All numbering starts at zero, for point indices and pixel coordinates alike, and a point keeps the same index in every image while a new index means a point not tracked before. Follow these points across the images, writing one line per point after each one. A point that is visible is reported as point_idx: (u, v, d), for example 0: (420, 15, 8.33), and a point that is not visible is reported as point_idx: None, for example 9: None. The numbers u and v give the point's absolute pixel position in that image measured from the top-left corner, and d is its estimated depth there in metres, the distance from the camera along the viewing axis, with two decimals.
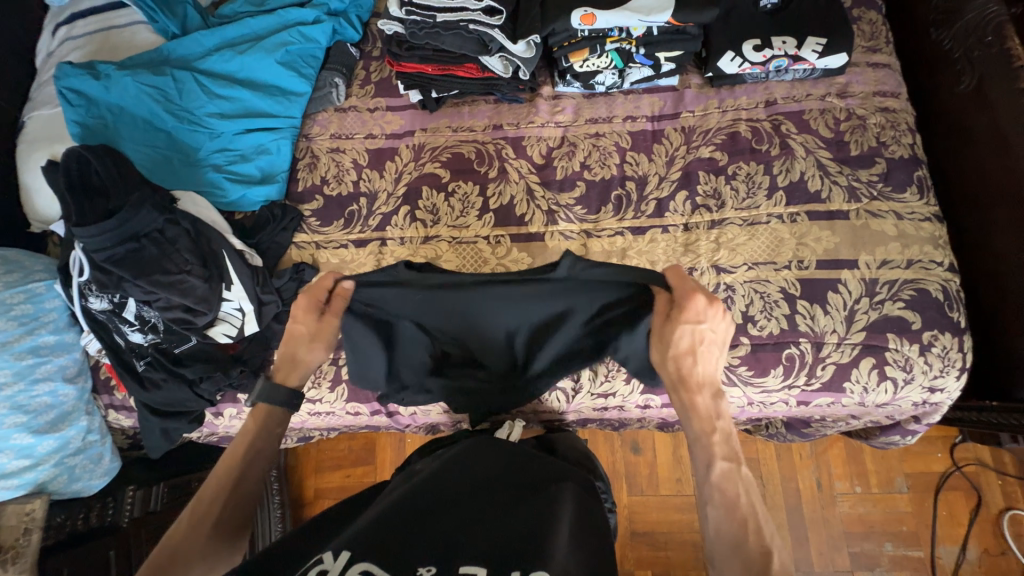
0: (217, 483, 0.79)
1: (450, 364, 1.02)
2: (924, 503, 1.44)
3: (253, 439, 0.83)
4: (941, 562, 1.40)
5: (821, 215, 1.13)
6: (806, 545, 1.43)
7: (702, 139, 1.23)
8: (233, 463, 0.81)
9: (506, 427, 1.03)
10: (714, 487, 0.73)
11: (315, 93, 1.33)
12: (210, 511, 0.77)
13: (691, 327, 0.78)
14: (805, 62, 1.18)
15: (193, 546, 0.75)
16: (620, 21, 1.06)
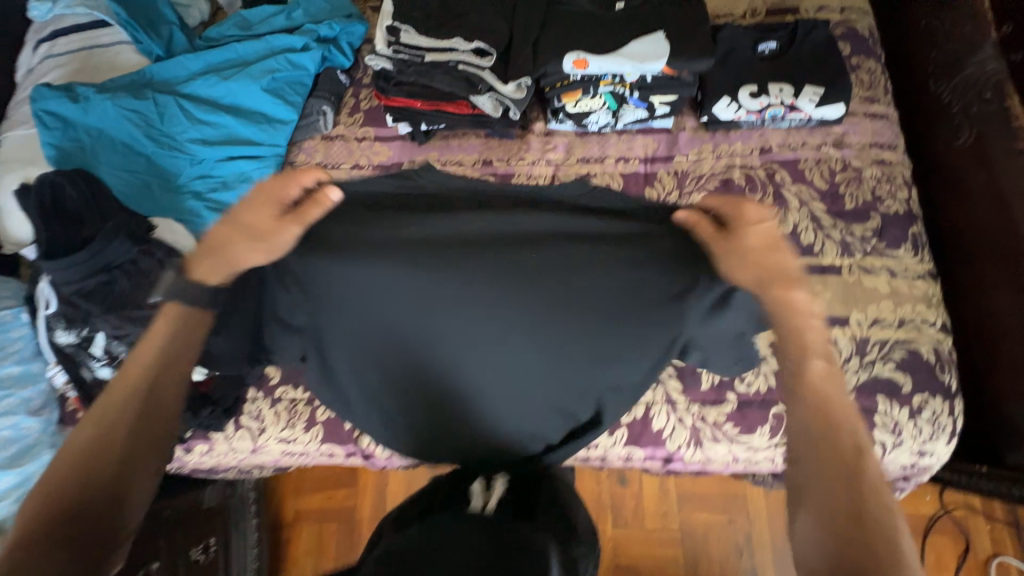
0: (144, 377, 0.62)
1: (413, 364, 0.78)
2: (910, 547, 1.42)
3: (183, 321, 0.66)
4: None
5: (813, 269, 1.11)
6: None
7: (695, 184, 1.21)
8: (162, 359, 0.64)
9: (480, 491, 0.70)
10: (816, 440, 0.60)
11: (302, 121, 1.30)
12: (110, 494, 0.56)
13: (761, 231, 0.66)
14: (802, 112, 1.16)
15: (106, 512, 0.55)
16: (611, 67, 1.04)
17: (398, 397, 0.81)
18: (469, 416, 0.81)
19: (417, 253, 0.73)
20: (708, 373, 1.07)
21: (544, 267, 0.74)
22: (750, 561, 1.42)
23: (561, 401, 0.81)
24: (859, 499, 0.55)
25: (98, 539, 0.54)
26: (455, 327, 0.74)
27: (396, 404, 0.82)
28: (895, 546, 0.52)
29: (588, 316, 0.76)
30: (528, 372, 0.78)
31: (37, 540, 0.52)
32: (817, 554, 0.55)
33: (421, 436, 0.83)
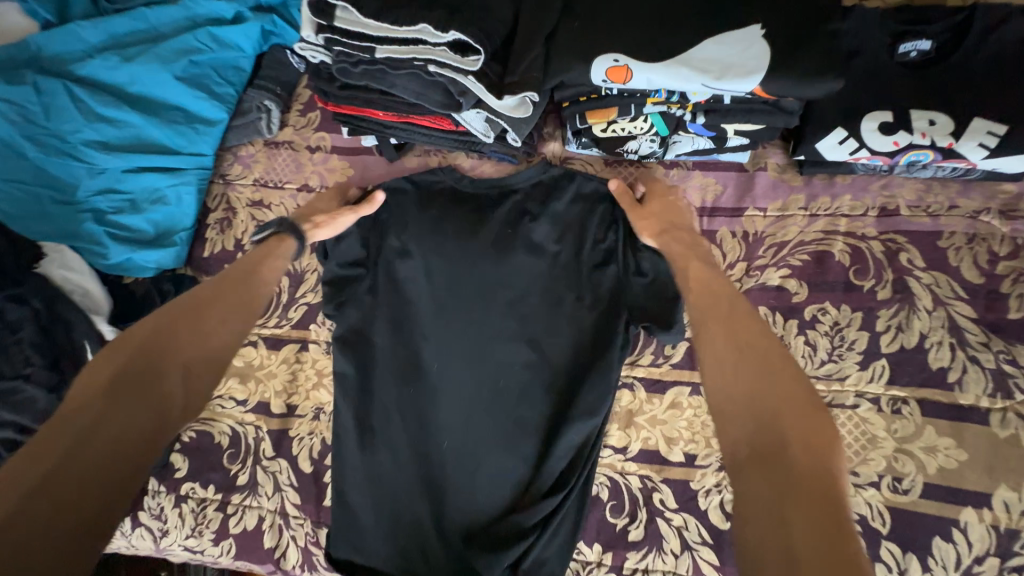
0: (229, 291, 0.73)
1: (401, 374, 0.85)
2: None
3: (276, 259, 0.80)
4: None
5: (943, 409, 0.73)
6: None
7: (772, 254, 0.82)
8: (252, 279, 0.76)
9: None
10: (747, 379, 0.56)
11: (237, 120, 0.97)
12: (186, 356, 0.66)
13: (664, 199, 0.82)
14: (962, 161, 0.75)
15: (189, 365, 0.65)
16: (668, 83, 0.65)
17: (362, 440, 0.84)
18: (430, 465, 0.82)
19: (406, 271, 0.88)
20: None
21: (518, 266, 0.86)
22: None
23: (523, 451, 0.80)
24: (805, 415, 0.52)
25: (174, 396, 0.63)
26: (423, 359, 0.85)
27: (358, 451, 0.83)
28: (830, 460, 0.49)
29: (542, 350, 0.83)
30: (484, 416, 0.82)
31: (116, 383, 0.60)
32: (758, 495, 0.49)
33: (384, 496, 0.82)
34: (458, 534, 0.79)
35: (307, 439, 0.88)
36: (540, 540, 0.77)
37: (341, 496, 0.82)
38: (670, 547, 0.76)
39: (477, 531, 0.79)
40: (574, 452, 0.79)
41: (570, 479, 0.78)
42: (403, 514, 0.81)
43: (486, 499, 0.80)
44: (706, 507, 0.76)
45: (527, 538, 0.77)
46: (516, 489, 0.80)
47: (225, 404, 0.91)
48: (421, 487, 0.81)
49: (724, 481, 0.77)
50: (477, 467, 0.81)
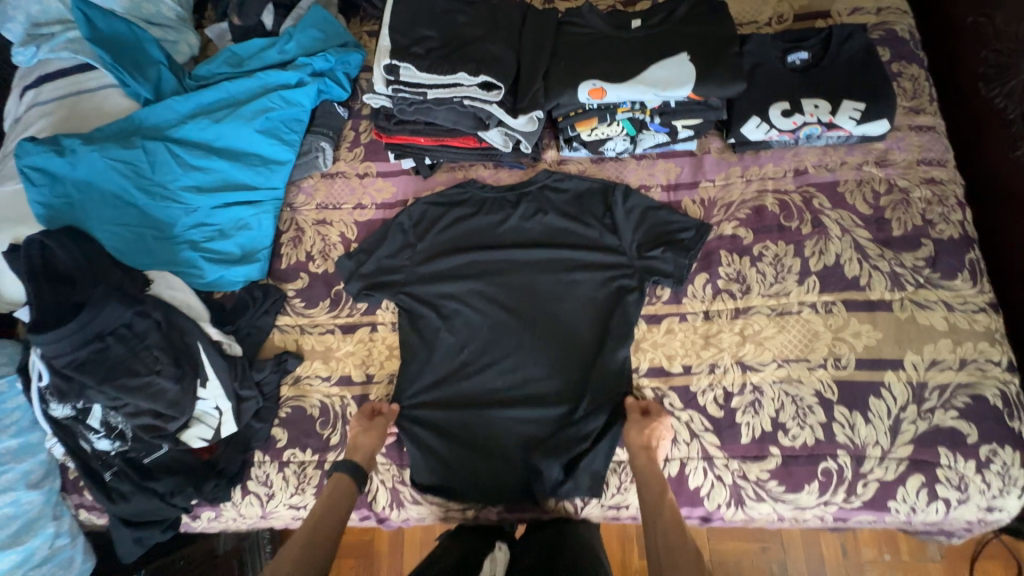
0: (299, 549, 0.84)
1: (455, 335, 1.10)
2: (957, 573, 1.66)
3: (337, 501, 0.93)
4: None
5: (860, 305, 1.00)
6: None
7: (723, 213, 1.11)
8: (323, 521, 0.89)
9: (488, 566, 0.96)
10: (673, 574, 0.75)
11: (300, 159, 1.23)
12: None
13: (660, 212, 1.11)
14: (841, 130, 1.06)
15: None
16: (629, 94, 0.94)
17: (433, 395, 1.06)
18: (490, 408, 1.03)
19: (450, 260, 1.14)
20: (748, 425, 0.98)
21: (534, 240, 1.14)
22: None
23: (562, 382, 1.04)
24: None
25: None
26: (474, 324, 1.10)
27: (432, 404, 1.05)
28: None
29: (564, 304, 1.09)
30: (526, 363, 1.06)
31: None
32: None
33: (455, 435, 1.03)
34: (518, 456, 1.01)
35: (385, 398, 1.09)
36: (584, 447, 0.99)
37: (422, 439, 1.03)
38: (682, 438, 0.99)
39: (534, 451, 1.00)
40: (599, 379, 1.03)
41: (599, 400, 1.02)
42: (472, 449, 1.02)
43: (537, 425, 1.02)
44: (704, 403, 1.00)
45: (573, 448, 0.99)
46: (561, 411, 1.02)
47: (313, 382, 1.12)
48: (484, 425, 1.03)
49: (715, 381, 1.01)
50: (526, 405, 1.03)
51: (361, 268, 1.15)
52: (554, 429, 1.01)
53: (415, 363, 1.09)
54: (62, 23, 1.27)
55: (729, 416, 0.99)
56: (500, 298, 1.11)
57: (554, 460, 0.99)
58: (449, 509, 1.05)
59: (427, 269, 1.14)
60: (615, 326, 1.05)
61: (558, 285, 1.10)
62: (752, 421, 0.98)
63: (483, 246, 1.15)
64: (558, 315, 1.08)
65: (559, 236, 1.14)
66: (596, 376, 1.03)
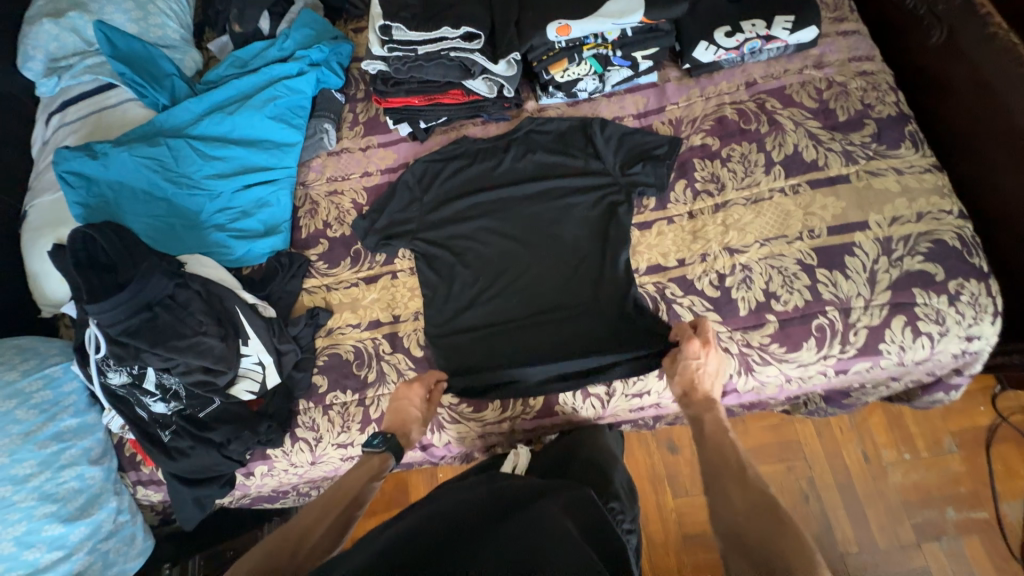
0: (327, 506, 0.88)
1: (469, 268, 1.20)
2: (976, 459, 1.73)
3: (372, 474, 0.95)
4: (1006, 515, 1.66)
5: (822, 182, 1.14)
6: (865, 518, 1.71)
7: (690, 127, 1.25)
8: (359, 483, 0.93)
9: (512, 458, 1.06)
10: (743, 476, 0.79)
11: (307, 141, 1.37)
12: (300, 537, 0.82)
13: (635, 137, 1.25)
14: (778, 40, 1.21)
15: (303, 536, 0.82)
16: (593, 27, 1.09)
17: (452, 324, 1.16)
18: (510, 324, 1.14)
19: (454, 206, 1.26)
20: (743, 299, 1.09)
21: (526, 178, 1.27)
22: (817, 503, 1.74)
23: (573, 292, 1.15)
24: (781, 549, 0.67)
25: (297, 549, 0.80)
26: (485, 256, 1.21)
27: (453, 333, 1.16)
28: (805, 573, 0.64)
29: (562, 228, 1.20)
30: (537, 284, 1.17)
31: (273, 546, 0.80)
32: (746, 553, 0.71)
33: (479, 355, 1.14)
34: (536, 363, 1.11)
35: (413, 333, 1.18)
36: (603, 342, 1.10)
37: (447, 365, 1.14)
38: (687, 321, 1.09)
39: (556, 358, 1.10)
40: (609, 288, 1.13)
41: (609, 305, 1.12)
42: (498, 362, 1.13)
43: (555, 336, 1.12)
44: (701, 287, 1.11)
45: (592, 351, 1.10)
46: (577, 317, 1.13)
47: (345, 330, 1.22)
48: (505, 340, 1.13)
49: (708, 267, 1.12)
50: (543, 319, 1.14)
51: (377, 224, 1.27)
52: (569, 335, 1.12)
53: (435, 298, 1.19)
54: (79, 54, 1.41)
55: (725, 295, 1.10)
56: (501, 232, 1.22)
57: (578, 362, 1.09)
58: (487, 423, 1.14)
59: (435, 217, 1.27)
60: (613, 235, 1.16)
61: (555, 210, 1.22)
62: (746, 295, 1.09)
63: (482, 189, 1.27)
64: (559, 236, 1.20)
65: (549, 170, 1.26)
66: (604, 280, 1.14)
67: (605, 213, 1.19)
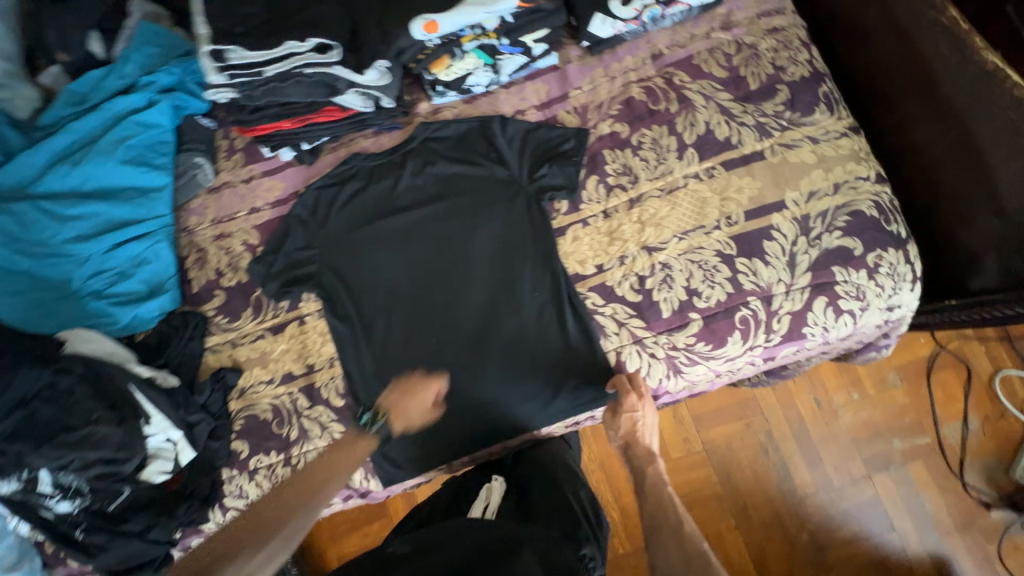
0: (293, 491, 0.91)
1: (382, 305, 1.12)
2: (919, 389, 1.78)
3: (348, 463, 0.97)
4: (947, 438, 1.74)
5: (737, 162, 1.06)
6: (821, 463, 1.75)
7: (597, 114, 1.14)
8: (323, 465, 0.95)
9: (486, 496, 1.07)
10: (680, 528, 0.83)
11: (179, 182, 1.22)
12: (259, 522, 0.87)
13: (539, 134, 1.14)
14: (680, 4, 1.09)
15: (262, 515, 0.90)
16: (464, 17, 0.94)
17: (371, 373, 1.10)
18: (437, 361, 1.09)
19: (359, 239, 1.16)
20: (665, 300, 1.04)
21: (429, 196, 1.16)
22: (777, 454, 1.77)
23: (496, 315, 1.09)
24: None
25: (255, 527, 0.87)
26: (397, 290, 1.13)
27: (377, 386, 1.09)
28: None
29: (476, 251, 1.12)
30: (456, 313, 1.10)
31: (238, 534, 0.89)
32: None
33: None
34: (488, 410, 1.08)
35: (329, 382, 1.10)
36: (534, 363, 1.07)
37: (376, 416, 1.08)
38: (611, 331, 1.05)
39: (511, 404, 1.08)
40: (532, 305, 1.09)
41: (535, 323, 1.08)
42: None
43: (502, 379, 1.08)
44: (623, 293, 1.06)
45: (545, 390, 1.07)
46: (505, 341, 1.08)
47: (258, 388, 1.13)
48: (435, 376, 1.09)
49: (627, 270, 1.06)
50: (475, 357, 1.09)
51: (275, 267, 1.16)
52: (500, 361, 1.08)
53: (352, 346, 1.11)
54: None
55: (647, 298, 1.05)
56: (409, 270, 1.13)
57: (527, 397, 1.07)
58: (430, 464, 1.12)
59: (338, 255, 1.15)
60: (529, 247, 1.10)
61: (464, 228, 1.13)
62: (668, 296, 1.04)
63: (387, 216, 1.16)
64: (472, 256, 1.12)
65: (451, 186, 1.15)
66: (525, 297, 1.09)
67: (519, 227, 1.11)
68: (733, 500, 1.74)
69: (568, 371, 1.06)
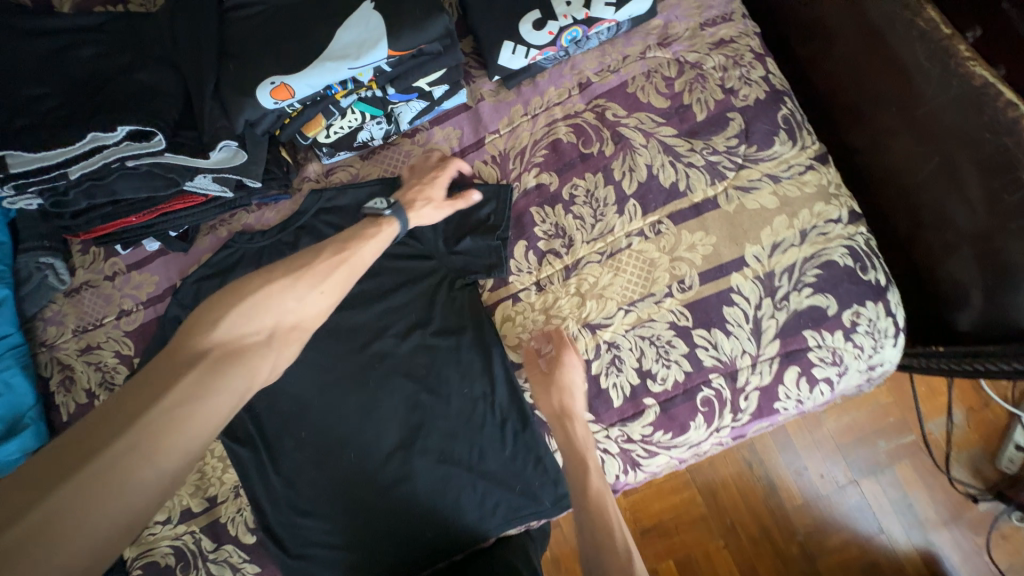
0: (126, 405, 0.61)
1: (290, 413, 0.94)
2: (901, 386, 1.37)
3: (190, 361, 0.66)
4: (932, 436, 1.34)
5: (687, 213, 0.89)
6: (810, 477, 1.34)
7: (520, 163, 0.95)
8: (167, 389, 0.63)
9: None
10: None
11: (24, 289, 0.99)
12: (81, 443, 0.57)
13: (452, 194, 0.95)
14: (604, 21, 0.89)
15: (80, 446, 0.57)
16: (323, 78, 0.74)
17: (287, 494, 0.92)
18: (362, 470, 0.92)
19: None
20: (615, 386, 0.89)
21: None
22: (762, 469, 1.35)
23: (426, 404, 0.92)
24: None
25: (78, 457, 0.56)
26: (303, 396, 0.94)
27: (295, 507, 0.92)
28: None
29: (390, 332, 0.94)
30: (380, 410, 0.93)
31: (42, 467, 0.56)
32: None
33: (341, 530, 0.90)
34: (423, 517, 0.90)
35: (237, 516, 0.94)
36: (474, 460, 0.90)
37: (298, 543, 0.91)
38: None
39: (453, 513, 0.90)
40: (466, 392, 0.92)
41: (473, 413, 0.91)
42: (357, 516, 0.91)
43: (439, 480, 0.90)
44: (565, 382, 0.90)
45: (489, 489, 0.90)
46: (439, 435, 0.91)
47: (154, 530, 0.96)
48: (359, 485, 0.91)
49: (568, 354, 0.90)
50: (405, 458, 0.91)
51: None
52: (437, 456, 0.91)
53: (259, 468, 0.94)
54: None
55: (594, 386, 0.89)
56: (315, 372, 0.95)
57: (471, 501, 0.90)
58: None
59: None
60: (456, 325, 0.93)
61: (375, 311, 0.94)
62: (618, 381, 0.89)
63: None
64: (390, 346, 0.94)
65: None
66: (455, 384, 0.92)
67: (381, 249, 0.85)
68: (717, 517, 1.34)
69: (515, 463, 0.90)
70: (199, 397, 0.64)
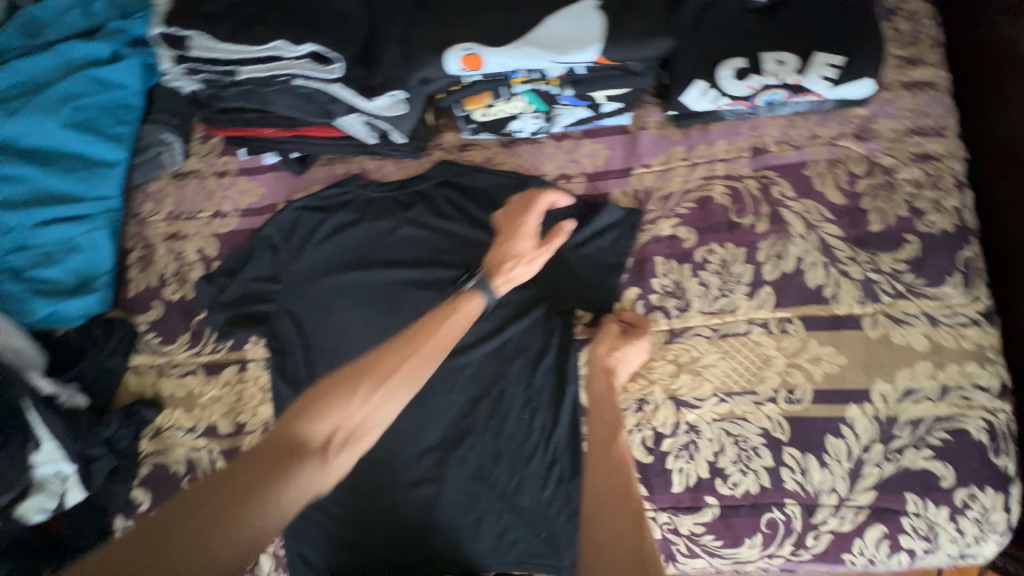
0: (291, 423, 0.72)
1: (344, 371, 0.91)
2: None
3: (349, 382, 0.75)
4: None
5: (823, 322, 0.81)
6: None
7: (661, 207, 0.89)
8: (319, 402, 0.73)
9: None
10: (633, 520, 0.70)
11: (139, 158, 0.99)
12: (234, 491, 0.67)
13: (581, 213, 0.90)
14: (811, 93, 0.81)
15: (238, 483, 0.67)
16: (519, 61, 0.70)
17: None
18: (391, 453, 0.89)
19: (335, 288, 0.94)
20: (681, 472, 0.82)
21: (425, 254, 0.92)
22: None
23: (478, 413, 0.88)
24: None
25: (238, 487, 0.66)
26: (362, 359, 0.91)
27: None
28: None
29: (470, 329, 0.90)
30: (433, 401, 0.89)
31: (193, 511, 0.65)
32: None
33: (352, 506, 0.88)
34: (436, 523, 0.87)
35: None
36: (508, 487, 0.86)
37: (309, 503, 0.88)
38: None
39: (464, 531, 0.86)
40: (525, 418, 0.87)
41: (523, 440, 0.86)
42: (371, 496, 0.89)
43: (467, 494, 0.86)
44: (630, 446, 0.84)
45: (511, 523, 0.85)
46: (479, 448, 0.87)
47: (176, 434, 0.94)
48: (386, 467, 0.89)
49: (643, 420, 0.84)
50: (440, 459, 0.88)
51: (224, 295, 0.94)
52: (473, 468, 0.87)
53: None
54: None
55: (659, 462, 0.83)
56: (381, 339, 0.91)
57: (490, 527, 0.85)
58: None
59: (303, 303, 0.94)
60: (537, 345, 0.88)
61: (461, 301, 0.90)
62: (686, 467, 0.82)
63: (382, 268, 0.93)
64: (464, 342, 0.90)
65: (446, 250, 0.92)
66: (515, 405, 0.87)
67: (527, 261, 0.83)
68: None
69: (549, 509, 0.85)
70: (341, 416, 0.72)
